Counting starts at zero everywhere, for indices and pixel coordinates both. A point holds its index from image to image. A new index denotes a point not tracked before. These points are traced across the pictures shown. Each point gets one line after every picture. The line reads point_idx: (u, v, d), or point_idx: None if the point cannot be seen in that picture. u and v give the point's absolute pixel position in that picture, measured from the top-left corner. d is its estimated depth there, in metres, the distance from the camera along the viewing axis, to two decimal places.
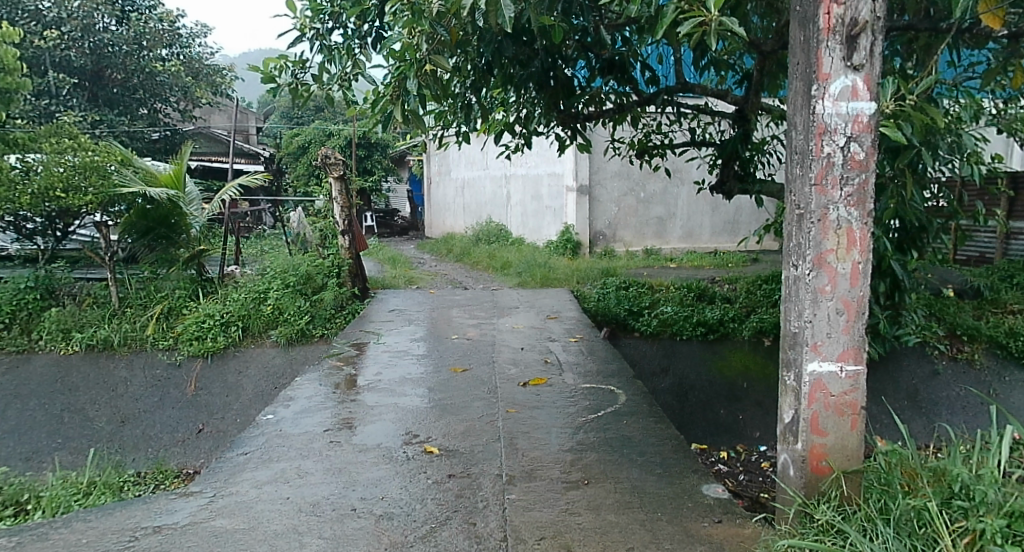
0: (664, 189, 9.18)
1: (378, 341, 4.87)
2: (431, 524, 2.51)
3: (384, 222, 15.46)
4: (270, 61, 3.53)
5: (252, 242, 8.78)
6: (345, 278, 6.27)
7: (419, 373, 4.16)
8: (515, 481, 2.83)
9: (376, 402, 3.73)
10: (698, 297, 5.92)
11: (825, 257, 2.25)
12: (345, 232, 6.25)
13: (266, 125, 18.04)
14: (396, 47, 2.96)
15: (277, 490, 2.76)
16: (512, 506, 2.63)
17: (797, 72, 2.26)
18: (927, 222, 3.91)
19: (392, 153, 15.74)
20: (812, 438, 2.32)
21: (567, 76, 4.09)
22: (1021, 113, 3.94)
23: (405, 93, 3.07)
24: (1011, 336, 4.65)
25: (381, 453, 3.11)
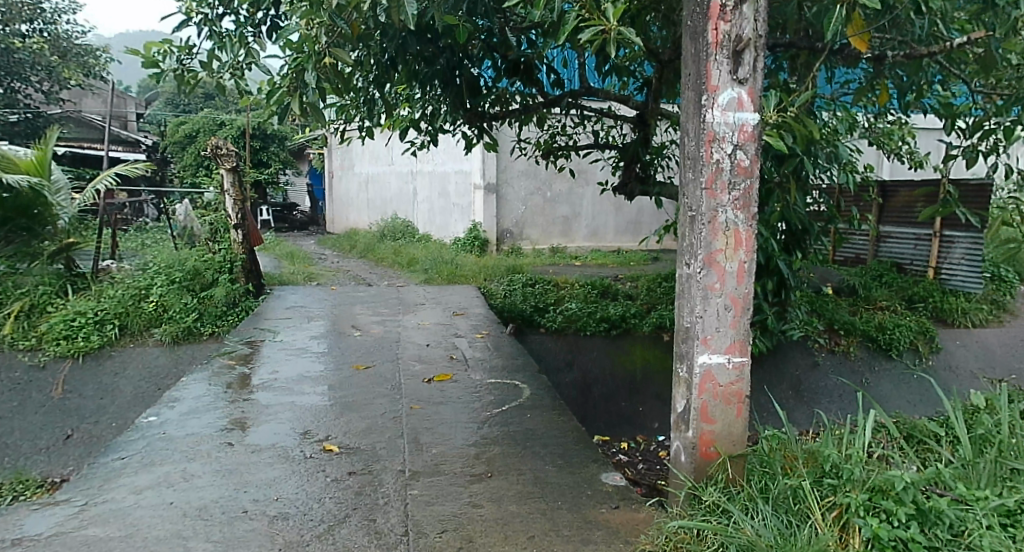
0: (570, 190, 9.42)
1: (274, 339, 4.73)
2: (329, 523, 2.41)
3: (282, 217, 15.24)
4: (152, 44, 3.21)
5: (134, 235, 8.29)
6: (238, 274, 6.15)
7: (319, 370, 4.09)
8: (417, 476, 2.76)
9: (272, 401, 3.60)
10: (602, 293, 6.17)
11: (714, 257, 2.39)
12: (238, 226, 6.18)
13: (148, 113, 17.05)
14: (294, 38, 2.76)
15: (159, 495, 2.57)
16: (413, 502, 2.56)
17: (689, 82, 2.38)
18: (810, 225, 4.29)
19: (290, 146, 15.26)
20: (702, 425, 2.47)
21: (472, 75, 4.13)
22: (887, 128, 4.46)
23: (303, 85, 2.78)
24: (880, 330, 5.14)
25: (277, 453, 2.97)
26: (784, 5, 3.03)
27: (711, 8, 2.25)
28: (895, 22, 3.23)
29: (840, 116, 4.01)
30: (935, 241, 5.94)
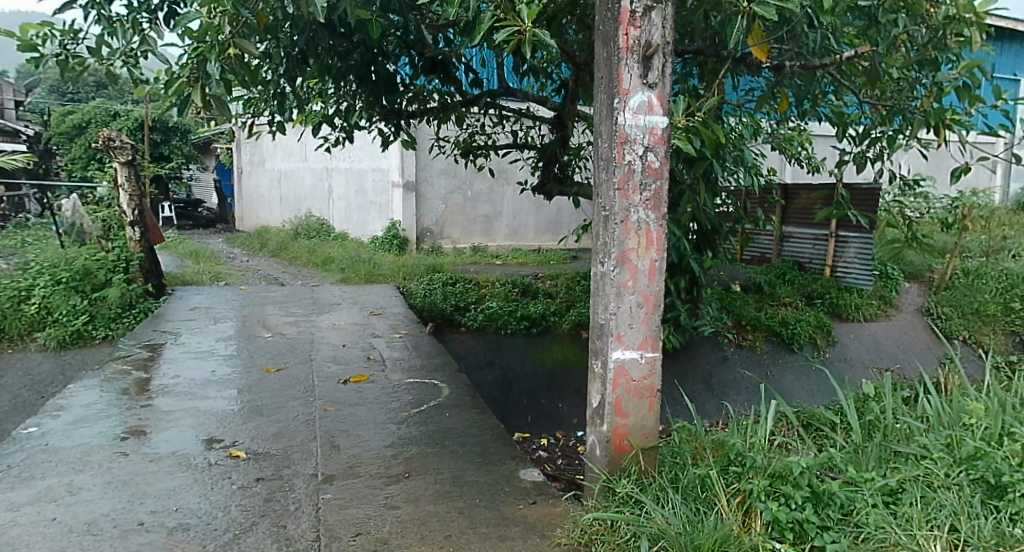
0: (490, 189, 9.46)
1: (176, 342, 4.55)
2: (235, 531, 2.35)
3: (186, 213, 14.61)
4: (28, 27, 3.02)
5: (15, 231, 7.78)
6: (134, 274, 5.82)
7: (225, 374, 3.96)
8: (329, 480, 2.72)
9: (173, 407, 3.47)
10: (522, 292, 6.22)
11: (627, 255, 2.46)
12: (135, 224, 5.88)
13: (32, 102, 16.00)
14: (194, 27, 2.65)
15: (42, 511, 2.44)
16: (326, 506, 2.53)
17: (601, 85, 2.44)
18: (719, 225, 4.45)
19: (194, 140, 14.66)
20: (616, 419, 2.54)
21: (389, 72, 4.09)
22: (788, 134, 4.69)
23: (205, 76, 2.66)
24: (783, 324, 5.40)
25: (177, 461, 2.87)
26: (691, 13, 3.15)
27: (622, 13, 2.32)
28: (792, 34, 3.45)
29: (745, 121, 4.19)
30: (831, 242, 6.29)
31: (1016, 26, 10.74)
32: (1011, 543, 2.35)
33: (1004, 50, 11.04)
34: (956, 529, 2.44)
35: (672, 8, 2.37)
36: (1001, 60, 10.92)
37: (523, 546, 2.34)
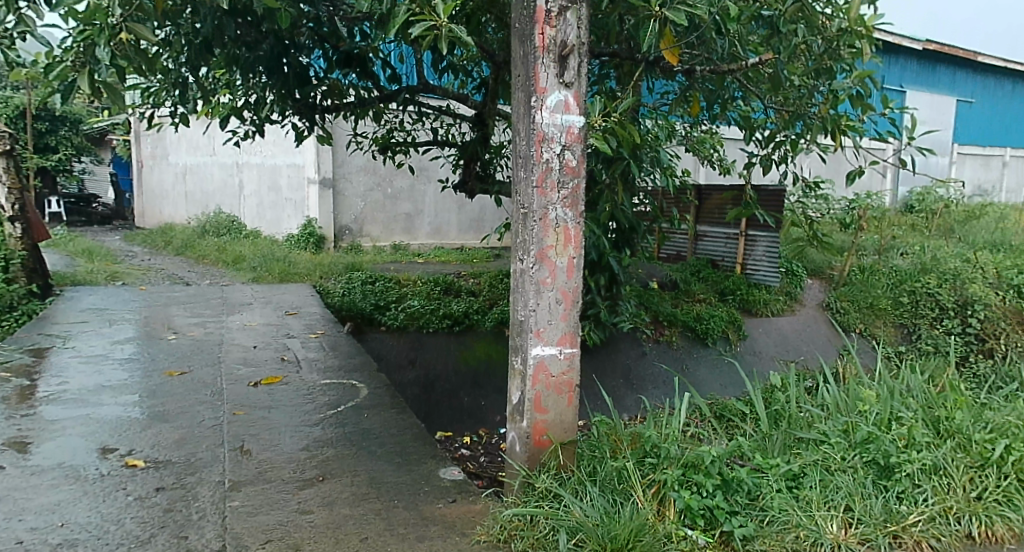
0: (411, 186, 9.37)
1: (66, 346, 4.29)
2: (130, 545, 2.24)
3: (76, 209, 13.69)
4: None
5: None
6: (16, 274, 5.37)
7: (122, 379, 3.77)
8: (237, 487, 2.63)
9: (61, 415, 3.27)
10: (445, 290, 6.18)
11: (546, 252, 2.48)
12: (16, 219, 5.50)
13: None
14: (79, 9, 2.49)
15: None
16: (233, 514, 2.44)
17: (518, 83, 2.44)
18: (637, 223, 4.52)
19: (89, 131, 13.83)
20: (535, 415, 2.55)
21: (302, 65, 3.98)
22: (701, 136, 4.84)
23: (93, 61, 2.56)
24: (697, 319, 5.59)
25: (66, 473, 2.71)
26: (606, 15, 3.21)
27: (537, 12, 2.34)
28: (702, 40, 3.56)
29: (661, 123, 4.28)
30: (741, 240, 6.54)
31: (905, 40, 11.46)
32: (896, 521, 3.05)
33: (895, 62, 11.76)
34: (849, 508, 3.09)
35: (586, 8, 2.40)
36: (891, 73, 11.63)
37: (442, 545, 2.32)
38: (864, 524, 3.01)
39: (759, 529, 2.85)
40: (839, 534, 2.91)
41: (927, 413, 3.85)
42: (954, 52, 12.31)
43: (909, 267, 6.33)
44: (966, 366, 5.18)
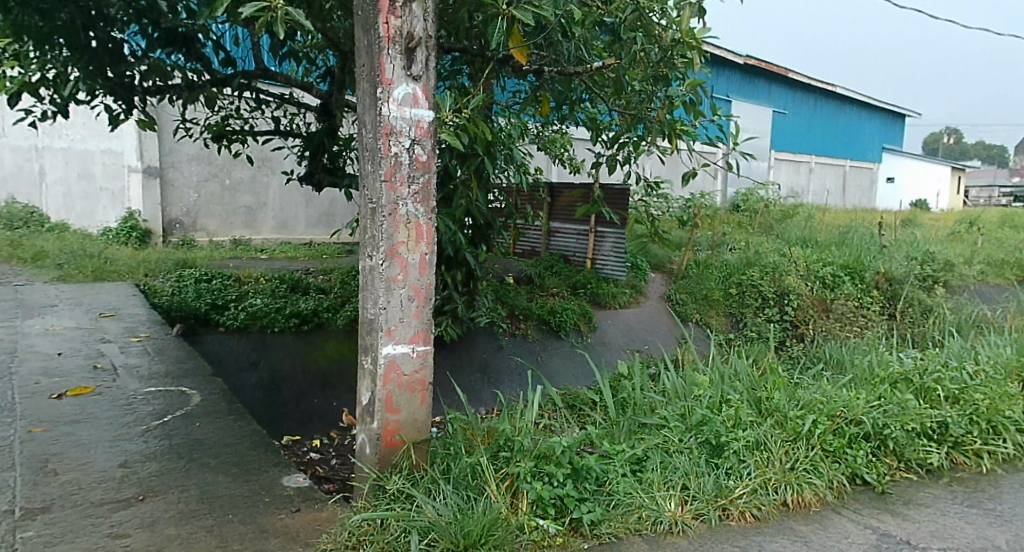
0: (253, 178, 8.92)
1: None
2: None
3: None
4: None
5: None
6: None
7: None
8: (31, 514, 2.38)
9: None
10: (292, 288, 5.91)
11: (396, 249, 2.44)
12: None
13: None
14: None
15: None
16: (27, 545, 2.21)
17: (362, 73, 2.38)
18: (492, 218, 4.42)
19: None
20: (387, 416, 2.51)
21: (113, 40, 3.81)
22: (552, 135, 4.96)
23: None
24: (551, 312, 5.70)
25: None
26: (455, 10, 3.22)
27: (381, 1, 2.29)
28: (548, 42, 3.75)
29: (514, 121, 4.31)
30: (590, 236, 6.77)
31: (730, 54, 12.37)
32: (725, 495, 3.44)
33: (721, 74, 12.66)
34: (685, 486, 3.45)
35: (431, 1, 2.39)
36: (718, 83, 12.51)
37: None
38: (697, 500, 3.38)
39: (605, 513, 3.10)
40: (676, 511, 3.27)
41: (751, 394, 4.26)
42: (769, 67, 13.51)
43: (736, 261, 6.87)
44: (784, 349, 5.86)
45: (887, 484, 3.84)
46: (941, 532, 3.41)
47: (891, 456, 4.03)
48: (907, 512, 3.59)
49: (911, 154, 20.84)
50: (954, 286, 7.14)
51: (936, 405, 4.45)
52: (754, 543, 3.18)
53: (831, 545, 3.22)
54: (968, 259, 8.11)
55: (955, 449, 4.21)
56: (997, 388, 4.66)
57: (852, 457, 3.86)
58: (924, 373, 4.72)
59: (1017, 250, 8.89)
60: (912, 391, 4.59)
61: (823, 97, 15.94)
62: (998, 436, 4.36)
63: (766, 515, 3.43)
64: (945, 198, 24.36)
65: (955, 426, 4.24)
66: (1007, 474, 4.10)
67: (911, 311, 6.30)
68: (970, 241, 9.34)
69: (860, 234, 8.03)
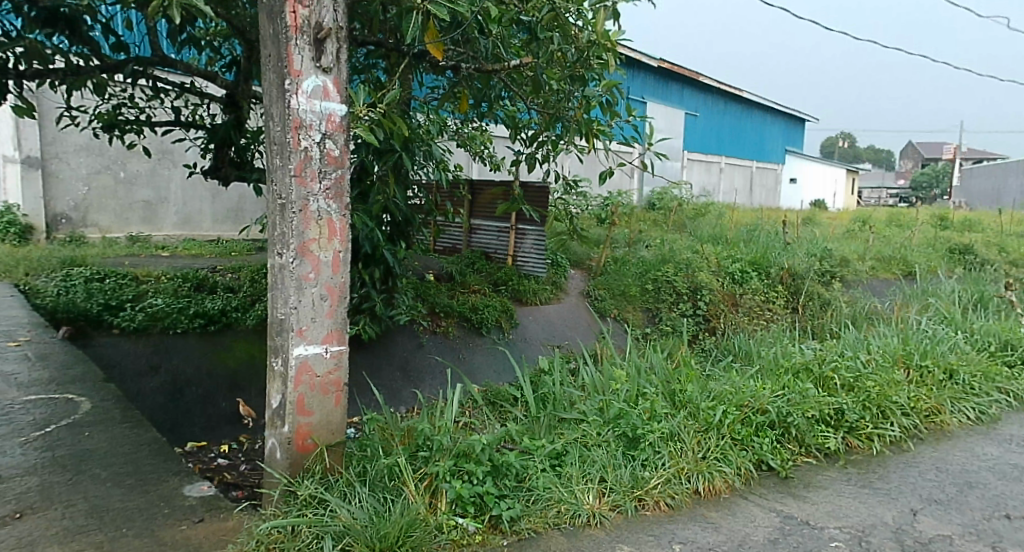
0: (151, 171, 8.51)
1: None
2: None
3: None
4: None
5: None
6: None
7: None
8: None
9: None
10: (196, 287, 5.61)
11: (308, 246, 2.49)
12: None
13: None
14: None
15: None
16: None
17: (269, 64, 2.42)
18: (412, 215, 4.31)
19: None
20: (299, 419, 2.56)
21: None
22: (472, 132, 4.92)
23: None
24: (473, 309, 5.60)
25: None
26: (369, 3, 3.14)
27: None
28: (466, 38, 3.70)
29: (433, 118, 4.27)
30: (511, 233, 6.68)
31: (645, 56, 12.63)
32: (641, 485, 3.52)
33: (637, 75, 12.92)
34: (603, 479, 3.52)
35: None
36: (634, 84, 12.77)
37: None
38: (614, 492, 3.45)
39: (525, 509, 3.16)
40: (593, 504, 3.34)
41: (665, 386, 4.38)
42: (682, 70, 13.90)
43: (652, 258, 7.02)
44: (697, 342, 6.05)
45: (790, 468, 4.02)
46: (836, 511, 3.60)
47: (794, 442, 4.23)
48: (807, 494, 3.77)
49: (810, 156, 21.96)
50: (849, 281, 7.58)
51: (833, 393, 4.71)
52: (667, 531, 3.29)
53: (738, 530, 3.37)
54: (861, 256, 8.62)
55: (850, 433, 4.45)
56: (886, 376, 4.97)
57: (759, 444, 4.03)
58: (823, 362, 4.98)
59: (905, 247, 9.51)
60: (811, 380, 4.84)
61: (731, 100, 16.56)
62: (888, 419, 4.63)
63: (679, 504, 3.53)
64: (841, 198, 25.81)
65: (850, 412, 4.49)
66: (895, 455, 4.37)
67: (812, 304, 6.64)
68: (863, 239, 9.92)
69: (765, 231, 8.38)
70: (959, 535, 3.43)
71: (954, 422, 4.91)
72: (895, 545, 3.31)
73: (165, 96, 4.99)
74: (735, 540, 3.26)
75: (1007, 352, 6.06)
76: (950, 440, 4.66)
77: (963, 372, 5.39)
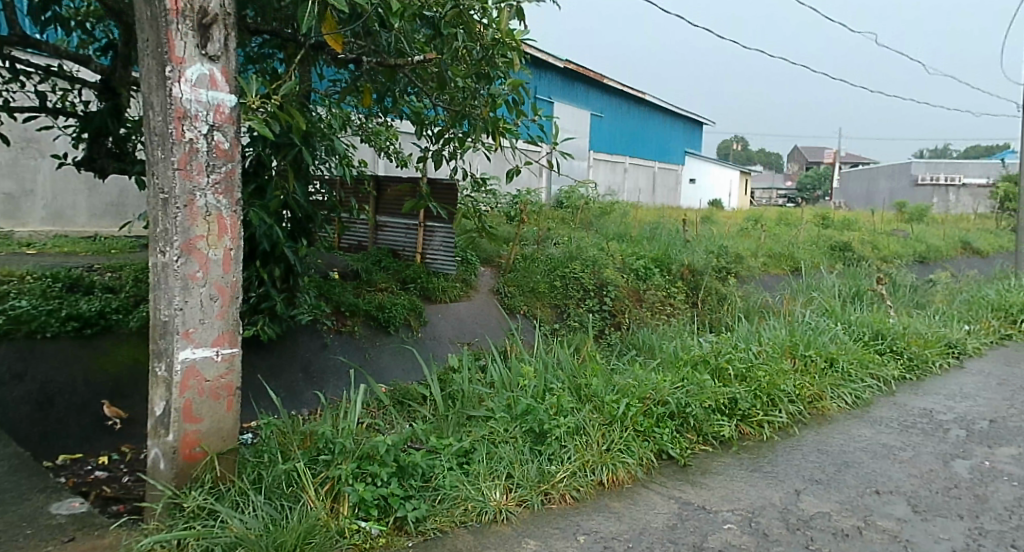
0: (13, 160, 7.52)
1: None
2: None
3: None
4: None
5: None
6: None
7: None
8: None
9: None
10: (69, 288, 5.11)
11: (194, 243, 2.56)
12: None
13: None
14: None
15: None
16: None
17: (148, 49, 2.49)
18: (313, 212, 4.15)
19: None
20: (187, 427, 2.63)
21: None
22: (377, 128, 4.81)
23: None
24: (379, 308, 5.34)
25: None
26: None
27: None
28: (367, 31, 3.63)
29: (335, 111, 4.15)
30: (419, 230, 6.41)
31: (551, 58, 12.77)
32: (547, 480, 3.57)
33: (543, 76, 13.03)
34: (510, 475, 3.53)
35: None
36: (540, 84, 12.88)
37: None
38: (521, 488, 3.48)
39: (431, 509, 3.14)
40: (500, 500, 3.35)
41: (571, 381, 4.44)
42: (586, 71, 14.13)
43: (560, 255, 7.03)
44: (603, 337, 6.15)
45: (688, 457, 4.17)
46: (730, 495, 3.76)
47: (692, 432, 4.38)
48: (703, 480, 3.92)
49: (707, 157, 22.88)
50: (742, 276, 7.94)
51: (728, 383, 4.91)
52: (572, 523, 3.34)
53: (640, 518, 3.46)
54: (753, 253, 9.04)
55: (743, 421, 4.66)
56: (775, 365, 5.24)
57: (659, 434, 4.16)
58: (719, 354, 5.21)
59: (793, 245, 10.03)
60: (708, 371, 5.04)
61: (634, 103, 17.00)
62: (776, 407, 4.88)
63: (584, 496, 3.60)
64: (736, 197, 27.07)
65: (742, 401, 4.70)
66: (782, 440, 4.60)
67: (710, 299, 6.92)
68: (756, 237, 10.39)
69: (666, 229, 8.64)
70: (837, 511, 3.65)
71: (834, 407, 5.24)
72: (781, 524, 3.49)
73: (31, 79, 4.64)
74: (636, 529, 3.35)
75: (880, 340, 6.52)
76: (830, 424, 4.95)
77: (842, 360, 5.76)
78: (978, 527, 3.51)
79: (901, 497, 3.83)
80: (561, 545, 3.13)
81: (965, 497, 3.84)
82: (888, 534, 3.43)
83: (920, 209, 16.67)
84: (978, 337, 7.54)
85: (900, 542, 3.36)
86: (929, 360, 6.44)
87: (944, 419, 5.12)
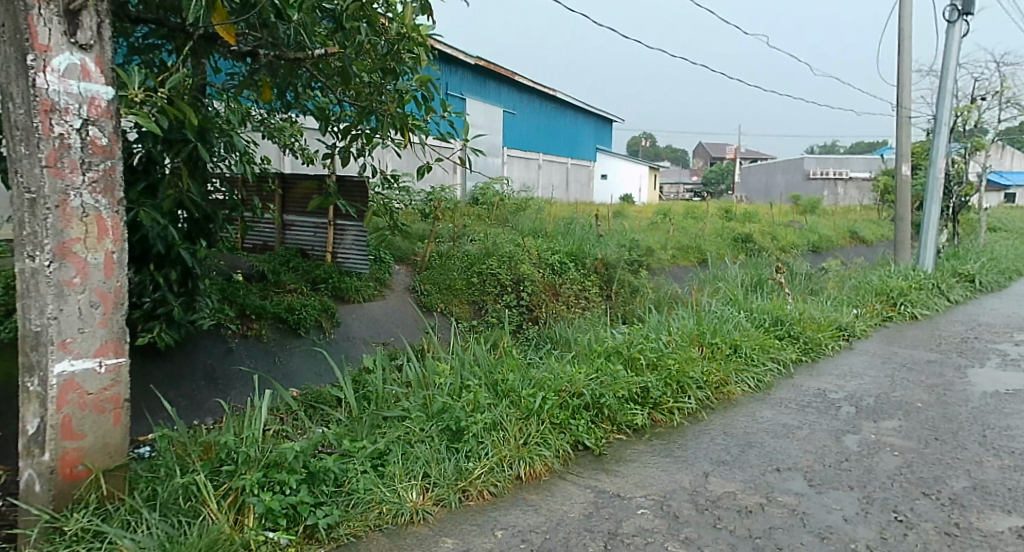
0: None
1: None
2: None
3: None
4: None
5: None
6: None
7: None
8: None
9: None
10: None
11: (69, 248, 2.46)
12: None
13: None
14: None
15: None
16: None
17: (6, 36, 2.36)
18: (213, 211, 3.95)
19: None
20: (66, 444, 2.52)
21: None
22: (280, 124, 4.65)
23: None
24: (288, 310, 5.13)
25: None
26: None
27: None
28: (263, 23, 3.44)
29: (232, 106, 3.97)
30: (330, 229, 6.18)
31: (461, 54, 12.69)
32: (465, 477, 3.55)
33: (453, 72, 12.95)
34: (427, 474, 3.50)
35: None
36: (450, 81, 12.79)
37: None
38: (438, 487, 3.45)
39: (344, 514, 3.08)
40: (417, 501, 3.31)
41: (488, 377, 4.42)
42: (497, 68, 14.14)
43: (477, 251, 6.94)
44: (520, 332, 6.16)
45: (603, 446, 4.24)
46: (643, 481, 3.84)
47: (607, 421, 4.46)
48: (618, 468, 3.99)
49: (617, 153, 23.38)
50: (652, 268, 8.14)
51: (640, 372, 5.03)
52: (490, 519, 3.33)
53: (556, 509, 3.49)
54: (662, 246, 9.27)
55: (654, 409, 4.78)
56: (683, 354, 5.40)
57: (575, 425, 4.20)
58: (630, 345, 5.33)
59: (699, 237, 10.37)
60: (621, 361, 5.14)
61: (545, 100, 17.14)
62: (686, 393, 5.03)
63: (502, 491, 3.59)
64: (645, 192, 27.84)
65: (654, 389, 4.82)
66: (692, 425, 4.74)
67: (623, 291, 7.11)
68: (664, 230, 10.67)
69: (579, 224, 8.76)
70: (742, 490, 3.79)
71: (739, 391, 5.45)
72: (691, 506, 3.59)
73: None
74: (553, 520, 3.38)
75: (778, 326, 6.83)
76: (735, 407, 5.15)
77: (744, 346, 6.01)
78: (868, 496, 3.72)
79: (799, 473, 4.02)
80: (478, 541, 3.12)
81: (856, 469, 4.06)
82: (788, 508, 3.58)
83: (813, 201, 17.62)
84: (865, 320, 8.03)
85: (799, 515, 3.52)
86: (823, 343, 6.80)
87: (836, 398, 5.41)
